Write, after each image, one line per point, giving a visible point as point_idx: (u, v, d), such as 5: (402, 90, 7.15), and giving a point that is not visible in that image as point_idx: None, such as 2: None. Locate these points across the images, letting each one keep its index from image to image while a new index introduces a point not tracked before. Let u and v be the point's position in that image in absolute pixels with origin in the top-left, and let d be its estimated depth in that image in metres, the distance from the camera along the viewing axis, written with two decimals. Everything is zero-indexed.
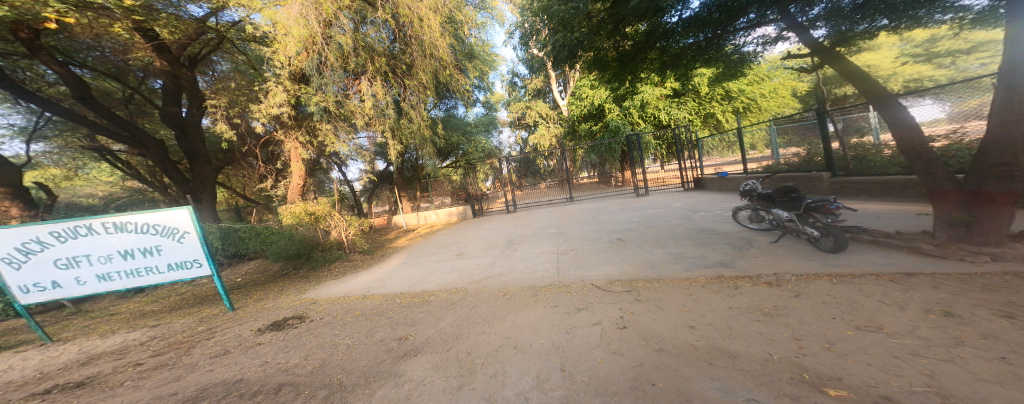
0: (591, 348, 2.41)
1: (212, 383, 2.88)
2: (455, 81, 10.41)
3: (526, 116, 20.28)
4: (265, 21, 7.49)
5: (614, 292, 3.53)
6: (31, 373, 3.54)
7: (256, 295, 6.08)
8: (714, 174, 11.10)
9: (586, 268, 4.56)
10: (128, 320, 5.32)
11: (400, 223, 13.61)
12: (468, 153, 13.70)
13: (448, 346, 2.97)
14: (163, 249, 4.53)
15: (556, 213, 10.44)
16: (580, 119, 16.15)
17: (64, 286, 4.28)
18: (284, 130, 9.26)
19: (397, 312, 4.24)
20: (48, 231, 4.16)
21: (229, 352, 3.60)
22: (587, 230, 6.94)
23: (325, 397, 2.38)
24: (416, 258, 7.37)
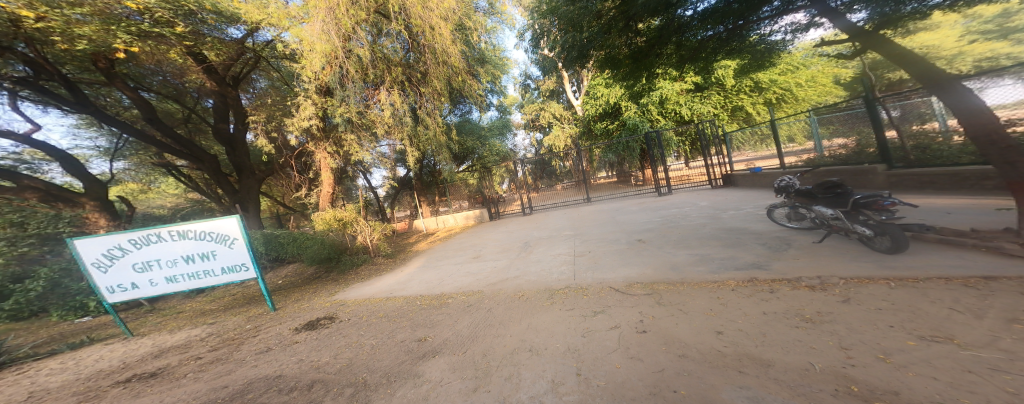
0: (609, 352, 2.28)
1: (257, 378, 3.08)
2: (468, 86, 10.68)
3: (540, 117, 20.08)
4: (293, 39, 7.95)
5: (633, 295, 3.35)
6: (120, 362, 3.93)
7: (295, 296, 6.42)
8: (743, 171, 10.57)
9: (602, 270, 4.40)
10: (190, 318, 5.76)
11: (420, 227, 13.93)
12: (483, 157, 14.29)
13: (465, 347, 3.04)
14: (217, 254, 4.84)
15: (573, 214, 10.28)
16: (595, 119, 15.92)
17: (140, 288, 4.78)
18: (314, 141, 9.56)
19: (417, 313, 4.37)
20: (127, 239, 4.66)
21: (271, 349, 3.82)
22: (604, 232, 6.80)
23: (352, 394, 2.51)
24: (435, 262, 7.50)
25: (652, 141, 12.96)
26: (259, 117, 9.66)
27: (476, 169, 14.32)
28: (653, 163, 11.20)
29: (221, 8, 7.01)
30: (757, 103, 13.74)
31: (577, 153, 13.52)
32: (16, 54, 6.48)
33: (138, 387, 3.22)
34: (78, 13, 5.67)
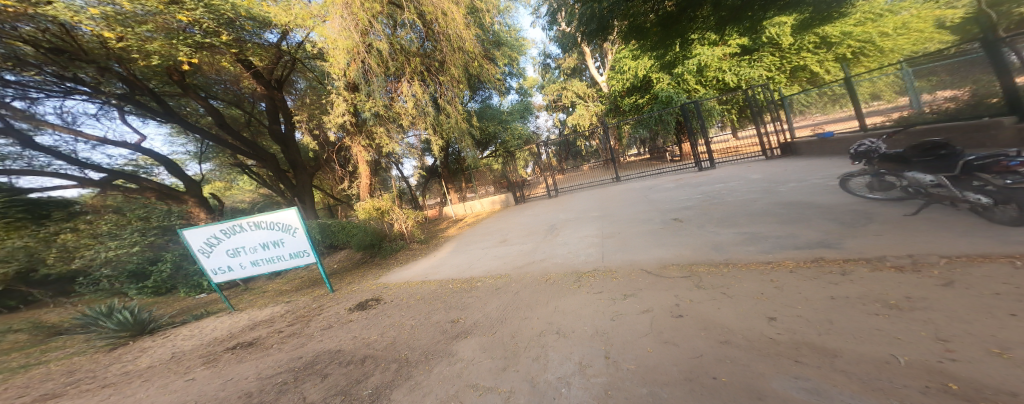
0: (640, 336, 2.17)
1: (321, 352, 3.44)
2: (486, 71, 10.56)
3: (562, 97, 19.37)
4: (319, 38, 8.15)
5: (669, 277, 3.09)
6: (226, 333, 4.66)
7: (349, 279, 6.91)
8: (809, 136, 8.83)
9: (633, 251, 4.16)
10: (275, 297, 6.44)
11: (450, 214, 14.35)
12: (506, 141, 13.91)
13: (495, 329, 3.10)
14: (286, 241, 5.34)
15: (601, 195, 9.90)
16: (623, 94, 15.21)
17: (234, 270, 5.46)
18: (350, 136, 9.95)
19: (449, 296, 4.52)
20: (225, 228, 5.31)
21: (331, 327, 4.19)
22: (634, 212, 6.45)
23: (396, 369, 2.74)
24: (464, 246, 7.73)
25: (689, 112, 11.93)
26: (302, 116, 10.15)
27: (499, 155, 14.15)
28: (691, 137, 10.29)
29: (255, 13, 7.30)
30: (828, 61, 12.38)
31: (604, 132, 12.83)
32: (114, 73, 7.69)
33: (237, 354, 3.83)
34: (145, 30, 6.24)
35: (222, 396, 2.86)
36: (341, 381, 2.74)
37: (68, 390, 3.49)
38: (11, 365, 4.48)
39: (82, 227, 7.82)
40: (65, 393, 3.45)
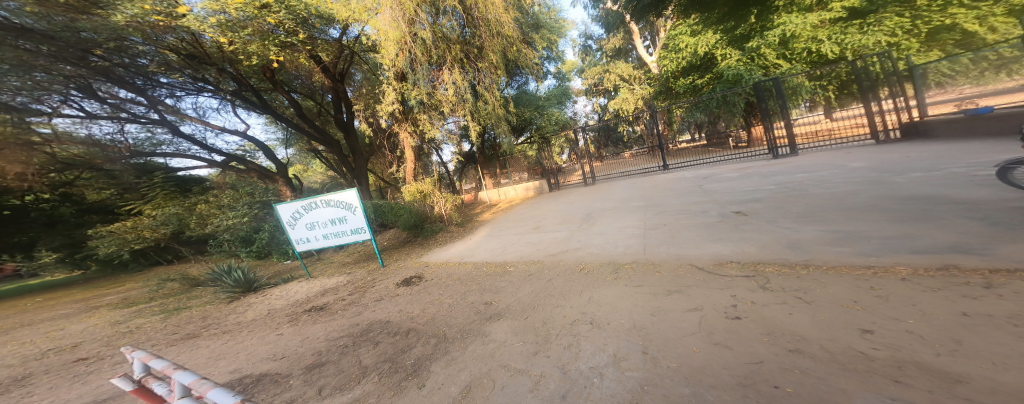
0: (685, 335, 2.04)
1: (375, 321, 3.74)
2: (524, 56, 10.44)
3: (604, 80, 18.46)
4: (372, 31, 8.47)
5: (725, 276, 2.82)
6: (303, 296, 5.23)
7: (398, 256, 7.35)
8: (952, 114, 7.23)
9: (682, 245, 3.87)
10: (339, 268, 7.09)
11: (484, 199, 14.59)
12: (541, 128, 13.49)
13: (527, 314, 3.14)
14: (349, 218, 5.84)
15: (645, 184, 9.33)
16: (676, 75, 14.09)
17: (311, 241, 6.15)
18: (398, 123, 10.39)
19: (484, 279, 4.63)
20: (303, 205, 6.05)
21: (380, 299, 4.52)
22: (685, 203, 5.98)
23: (435, 343, 2.89)
24: (498, 231, 7.82)
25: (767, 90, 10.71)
26: (359, 105, 10.65)
27: (534, 141, 13.92)
28: (765, 119, 9.06)
29: (321, 10, 7.96)
30: (995, 15, 9.05)
31: (651, 116, 11.74)
32: (224, 72, 8.94)
33: (312, 316, 4.28)
34: (245, 34, 7.35)
35: (298, 353, 3.22)
36: (389, 349, 2.96)
37: (202, 333, 4.36)
38: (174, 306, 5.99)
39: (211, 199, 9.89)
40: (199, 335, 4.30)
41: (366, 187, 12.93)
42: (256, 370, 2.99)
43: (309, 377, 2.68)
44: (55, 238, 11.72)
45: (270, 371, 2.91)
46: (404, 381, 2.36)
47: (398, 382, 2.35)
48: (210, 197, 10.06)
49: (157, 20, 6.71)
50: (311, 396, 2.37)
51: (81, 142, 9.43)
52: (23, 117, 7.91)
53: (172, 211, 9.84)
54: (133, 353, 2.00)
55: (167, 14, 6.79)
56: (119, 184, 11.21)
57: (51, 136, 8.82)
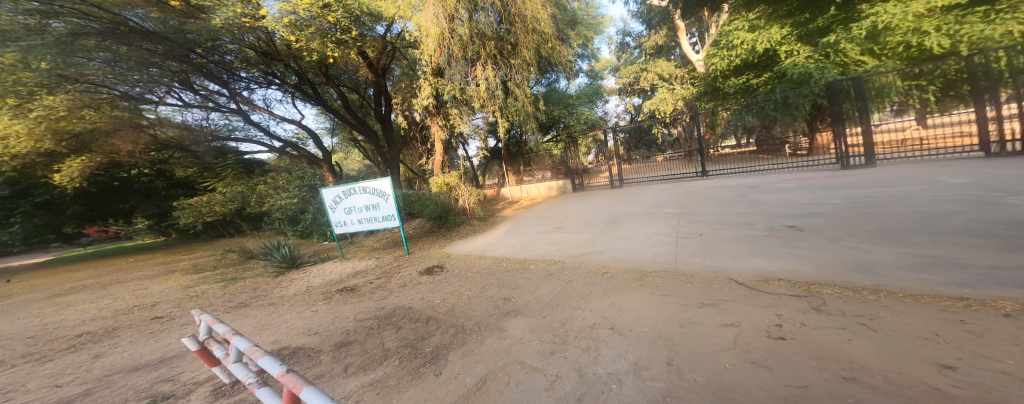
0: (716, 350, 1.92)
1: (398, 306, 3.87)
2: (557, 53, 10.33)
3: (641, 80, 17.63)
4: (413, 27, 8.73)
5: (768, 293, 2.61)
6: (337, 276, 5.52)
7: (424, 244, 7.55)
8: None
9: (719, 257, 3.64)
10: (370, 252, 7.42)
11: (506, 195, 14.59)
12: (570, 126, 13.38)
13: (545, 313, 3.11)
14: (382, 205, 6.07)
15: (678, 191, 8.92)
16: (726, 75, 13.21)
17: (348, 225, 6.49)
18: (430, 118, 10.65)
19: (502, 274, 4.65)
20: (343, 190, 6.36)
21: (404, 286, 4.68)
22: (725, 213, 5.63)
23: (453, 334, 2.94)
24: (519, 228, 7.80)
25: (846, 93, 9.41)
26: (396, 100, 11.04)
27: (561, 140, 13.71)
28: (836, 124, 8.23)
29: (371, 8, 8.21)
30: None
31: (694, 117, 10.54)
32: (287, 67, 9.83)
33: (344, 297, 4.51)
34: (307, 33, 7.84)
35: (329, 330, 3.41)
36: (410, 334, 3.05)
37: (252, 303, 4.73)
38: (232, 276, 6.58)
39: (269, 181, 10.87)
40: (250, 304, 4.67)
41: (399, 178, 13.33)
42: (293, 343, 3.20)
43: (338, 354, 2.82)
44: (149, 207, 13.59)
45: (305, 346, 3.10)
46: (422, 367, 2.43)
47: (416, 368, 2.41)
48: (267, 179, 11.05)
49: (243, 22, 7.43)
50: (338, 372, 2.49)
51: (176, 125, 11.16)
52: (137, 105, 9.71)
53: (238, 190, 10.98)
54: (199, 314, 2.16)
55: (251, 16, 7.57)
56: (200, 164, 12.93)
57: (156, 120, 10.77)
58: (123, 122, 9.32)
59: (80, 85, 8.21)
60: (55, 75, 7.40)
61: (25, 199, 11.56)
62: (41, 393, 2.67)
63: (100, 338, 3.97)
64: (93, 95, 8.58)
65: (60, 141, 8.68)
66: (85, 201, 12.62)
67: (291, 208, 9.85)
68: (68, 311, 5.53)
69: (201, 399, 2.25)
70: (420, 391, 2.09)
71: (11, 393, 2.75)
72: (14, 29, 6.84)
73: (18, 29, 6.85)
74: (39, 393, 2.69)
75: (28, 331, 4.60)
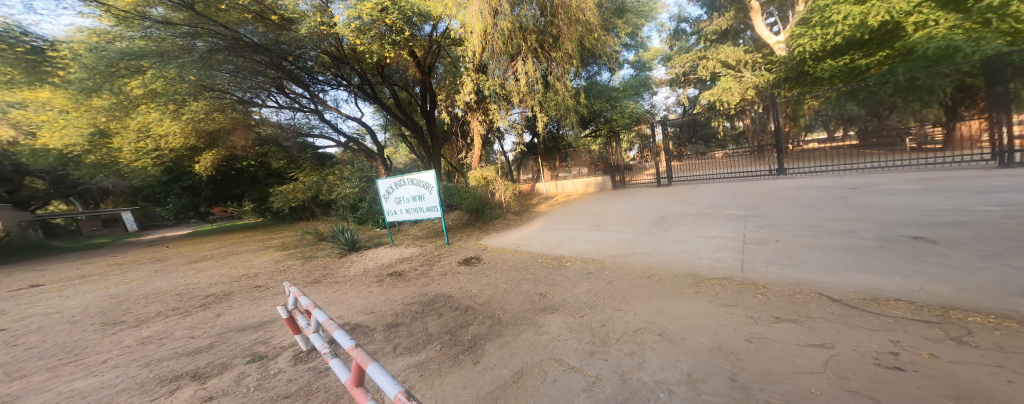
0: (800, 373, 1.67)
1: (438, 294, 4.02)
2: (602, 44, 9.93)
3: (697, 68, 16.34)
4: (457, 25, 8.88)
5: (867, 313, 2.20)
6: (388, 261, 5.91)
7: (465, 235, 7.75)
8: None
9: (797, 267, 3.19)
10: (415, 240, 7.81)
11: (541, 190, 14.48)
12: (612, 120, 12.95)
13: (583, 312, 3.01)
14: (427, 196, 6.32)
15: (740, 191, 8.05)
16: (818, 56, 11.08)
17: (397, 214, 6.87)
18: (470, 113, 10.88)
19: (538, 270, 4.61)
20: (394, 181, 6.77)
21: (445, 274, 4.84)
22: (806, 218, 4.92)
23: (489, 325, 2.97)
24: (555, 224, 7.67)
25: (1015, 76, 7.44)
26: (443, 98, 11.47)
27: (601, 135, 13.25)
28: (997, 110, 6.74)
29: (421, 9, 8.48)
30: None
31: (773, 105, 9.00)
32: (352, 70, 10.59)
33: (393, 280, 4.81)
34: (368, 36, 8.35)
35: (382, 310, 3.65)
36: (450, 322, 3.14)
37: (323, 280, 5.25)
38: (309, 254, 7.43)
39: (337, 173, 12.09)
40: (321, 281, 5.19)
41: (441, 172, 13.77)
42: (352, 320, 3.47)
43: (389, 334, 3.00)
44: (254, 193, 15.69)
45: (362, 323, 3.35)
46: (461, 354, 2.48)
47: (455, 355, 2.48)
48: (336, 170, 12.24)
49: (321, 30, 8.23)
50: (388, 351, 2.66)
51: (273, 124, 13.18)
52: (247, 108, 11.61)
53: (314, 180, 12.38)
54: (289, 288, 2.37)
55: (327, 24, 8.33)
56: (289, 157, 15.24)
57: (259, 120, 12.73)
58: (238, 122, 11.60)
59: (209, 92, 9.76)
60: (198, 87, 9.11)
61: (177, 184, 14.72)
62: (180, 342, 3.23)
63: (220, 299, 4.67)
64: (220, 100, 10.48)
65: (200, 137, 11.24)
66: (215, 187, 15.31)
67: (353, 196, 10.77)
68: (199, 274, 6.67)
69: (285, 362, 2.53)
70: (458, 378, 2.15)
71: (163, 339, 3.37)
72: (174, 49, 8.20)
73: (175, 49, 8.23)
74: (181, 341, 3.26)
75: (174, 289, 5.59)
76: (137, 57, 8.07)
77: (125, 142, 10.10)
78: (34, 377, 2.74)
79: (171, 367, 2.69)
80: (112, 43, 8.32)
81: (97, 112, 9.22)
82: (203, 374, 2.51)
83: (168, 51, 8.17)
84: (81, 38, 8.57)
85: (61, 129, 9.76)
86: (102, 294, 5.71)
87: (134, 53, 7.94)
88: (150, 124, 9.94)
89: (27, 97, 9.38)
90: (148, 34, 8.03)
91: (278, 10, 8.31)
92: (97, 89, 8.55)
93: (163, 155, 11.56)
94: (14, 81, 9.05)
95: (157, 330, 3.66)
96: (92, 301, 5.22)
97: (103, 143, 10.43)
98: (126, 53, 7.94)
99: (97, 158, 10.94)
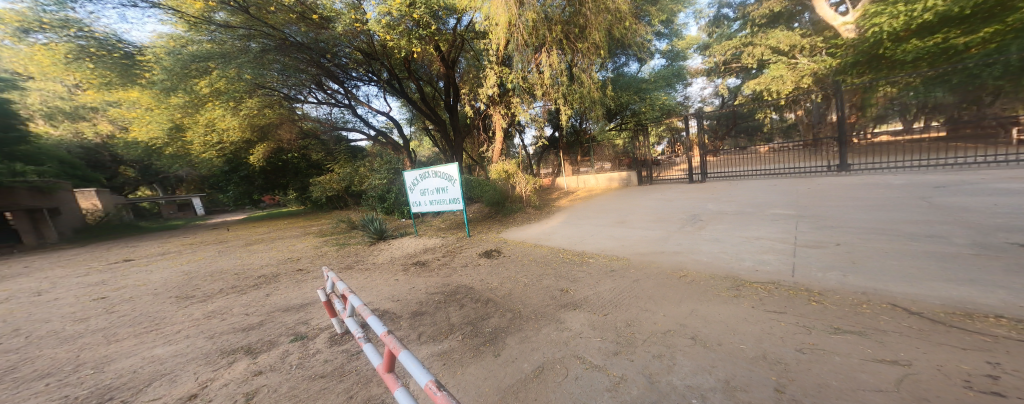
0: (870, 392, 1.51)
1: (460, 285, 4.08)
2: (632, 33, 9.61)
3: (739, 56, 15.34)
4: (481, 18, 8.79)
5: (955, 330, 1.94)
6: (412, 251, 6.07)
7: (487, 228, 7.78)
8: None
9: (860, 276, 2.89)
10: (438, 231, 7.97)
11: (561, 185, 13.90)
12: (640, 113, 12.48)
13: (607, 310, 2.92)
14: (450, 189, 6.39)
15: (786, 189, 7.44)
16: (900, 36, 9.44)
17: (422, 205, 7.04)
18: (492, 106, 10.86)
19: (559, 265, 4.54)
20: (419, 173, 6.92)
21: (466, 266, 4.90)
22: (870, 221, 4.44)
23: (509, 319, 2.96)
24: (577, 220, 7.53)
25: None
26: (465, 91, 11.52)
27: (627, 128, 12.93)
28: None
29: (446, 3, 8.52)
30: None
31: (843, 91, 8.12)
32: (382, 65, 10.91)
33: (418, 270, 4.94)
34: (396, 32, 8.52)
35: (408, 298, 3.75)
36: (471, 313, 3.17)
37: (355, 266, 5.49)
38: (343, 241, 7.82)
39: (367, 165, 12.63)
40: (353, 267, 5.43)
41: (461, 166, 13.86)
42: (380, 306, 3.60)
43: (414, 322, 3.07)
44: (297, 182, 16.68)
45: (390, 310, 3.46)
46: (482, 346, 2.49)
47: (476, 346, 2.50)
48: (367, 163, 12.74)
49: (355, 27, 8.49)
50: (413, 339, 2.73)
51: (313, 119, 13.99)
52: (292, 104, 12.46)
53: (347, 171, 12.98)
54: (328, 272, 2.47)
55: (360, 22, 8.58)
56: (327, 150, 16.04)
57: (301, 115, 13.53)
58: (284, 117, 12.48)
59: (260, 90, 10.80)
60: (253, 84, 9.99)
61: (235, 173, 15.99)
62: (238, 318, 3.51)
63: (270, 280, 5.04)
64: (270, 97, 11.45)
65: (254, 131, 12.19)
66: (265, 176, 16.28)
67: (382, 187, 11.16)
68: (252, 255, 7.28)
69: (322, 343, 2.67)
70: (479, 369, 2.16)
71: (224, 315, 3.69)
72: (232, 51, 8.83)
73: (234, 50, 8.90)
74: (238, 317, 3.54)
75: (231, 269, 6.10)
76: (204, 59, 8.83)
77: (196, 136, 11.29)
78: (126, 342, 3.11)
79: (230, 340, 2.94)
80: (185, 46, 9.12)
81: (175, 109, 10.53)
82: (256, 349, 2.71)
83: (229, 52, 8.88)
84: (162, 43, 9.40)
85: (146, 125, 11.21)
86: (177, 269, 6.40)
87: (202, 56, 8.71)
88: (215, 119, 10.99)
89: (121, 97, 10.80)
90: (213, 37, 8.82)
91: (317, 9, 8.65)
92: (174, 88, 9.53)
93: (225, 148, 12.73)
94: (114, 83, 10.13)
95: (219, 306, 4.01)
96: (169, 276, 5.86)
97: (179, 137, 11.69)
98: (196, 55, 8.72)
99: (173, 150, 12.22)
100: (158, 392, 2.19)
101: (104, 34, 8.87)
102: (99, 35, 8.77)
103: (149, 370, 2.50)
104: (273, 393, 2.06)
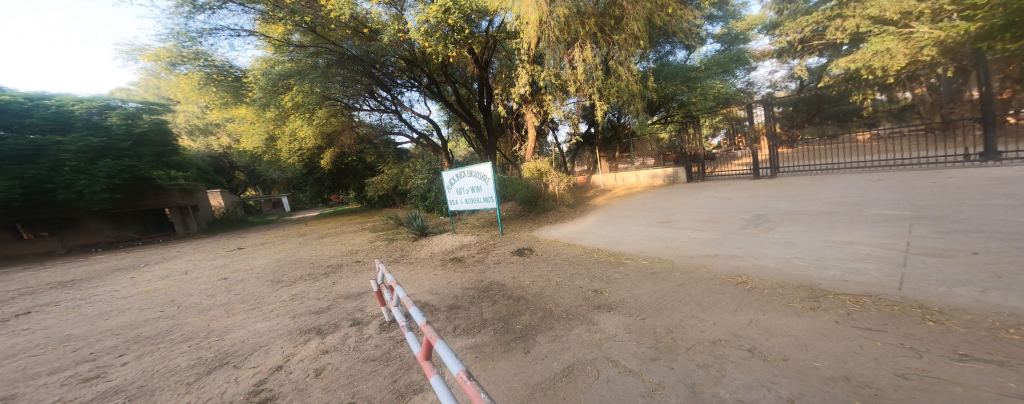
0: None
1: (494, 281, 4.05)
2: (676, 19, 9.01)
3: (823, 31, 13.53)
4: (511, 17, 8.57)
5: None
6: (449, 247, 6.19)
7: (521, 226, 7.70)
8: None
9: (998, 293, 2.34)
10: (473, 229, 8.07)
11: (597, 182, 13.49)
12: (688, 104, 11.52)
13: (645, 314, 2.69)
14: (484, 187, 6.38)
15: (877, 187, 6.38)
16: None
17: (458, 204, 7.16)
18: (525, 105, 10.60)
19: (594, 265, 4.34)
20: (456, 173, 7.06)
21: (499, 263, 4.87)
22: (1005, 226, 3.61)
23: (540, 317, 2.85)
24: (614, 219, 7.16)
25: None
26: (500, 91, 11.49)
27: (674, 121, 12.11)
28: None
29: (479, 6, 8.48)
30: None
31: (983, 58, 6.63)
32: (423, 71, 11.24)
33: (454, 265, 5.00)
34: (434, 38, 8.70)
35: (445, 292, 3.80)
36: (503, 310, 3.11)
37: (401, 260, 5.73)
38: (392, 236, 8.24)
39: (411, 166, 13.22)
40: (399, 261, 5.67)
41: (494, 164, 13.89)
42: (420, 299, 3.68)
43: (450, 315, 3.10)
44: (357, 183, 17.91)
45: (429, 302, 3.53)
46: (512, 342, 2.42)
47: (507, 342, 2.43)
48: (411, 164, 13.31)
49: (399, 37, 8.84)
50: (448, 331, 2.74)
51: (368, 125, 14.80)
52: (350, 112, 13.39)
53: (394, 172, 13.67)
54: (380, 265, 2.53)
55: (403, 31, 8.95)
56: (379, 153, 17.01)
57: (358, 122, 14.52)
58: (346, 124, 13.49)
59: (327, 101, 11.77)
60: (322, 97, 11.00)
61: (309, 176, 17.68)
62: (312, 302, 3.81)
63: (335, 269, 5.43)
64: (335, 106, 12.48)
65: (324, 138, 13.29)
66: (333, 177, 17.71)
67: (423, 187, 11.55)
68: (323, 247, 8.01)
69: (373, 329, 2.77)
70: (509, 364, 2.09)
71: (303, 297, 4.02)
72: (305, 68, 9.61)
73: (307, 67, 9.68)
74: (312, 301, 3.84)
75: (309, 257, 6.73)
76: (285, 76, 9.75)
77: (284, 144, 12.72)
78: (239, 316, 3.54)
79: (306, 321, 3.19)
80: (274, 67, 10.15)
81: (270, 122, 12.10)
82: (325, 331, 2.89)
83: (303, 69, 9.67)
84: (258, 66, 10.48)
85: (250, 136, 13.19)
86: (272, 256, 7.25)
87: (285, 74, 9.62)
88: (296, 129, 12.24)
89: (236, 113, 12.68)
90: (293, 57, 9.74)
91: (364, 23, 9.06)
92: (268, 105, 10.81)
93: (304, 155, 14.09)
94: (229, 102, 11.75)
95: (301, 289, 4.39)
96: (268, 262, 6.66)
97: (273, 146, 13.51)
98: (279, 74, 9.67)
99: (271, 156, 14.28)
100: (258, 360, 2.43)
101: (221, 62, 10.02)
102: (218, 63, 9.94)
103: (253, 341, 2.80)
104: (335, 371, 2.16)
